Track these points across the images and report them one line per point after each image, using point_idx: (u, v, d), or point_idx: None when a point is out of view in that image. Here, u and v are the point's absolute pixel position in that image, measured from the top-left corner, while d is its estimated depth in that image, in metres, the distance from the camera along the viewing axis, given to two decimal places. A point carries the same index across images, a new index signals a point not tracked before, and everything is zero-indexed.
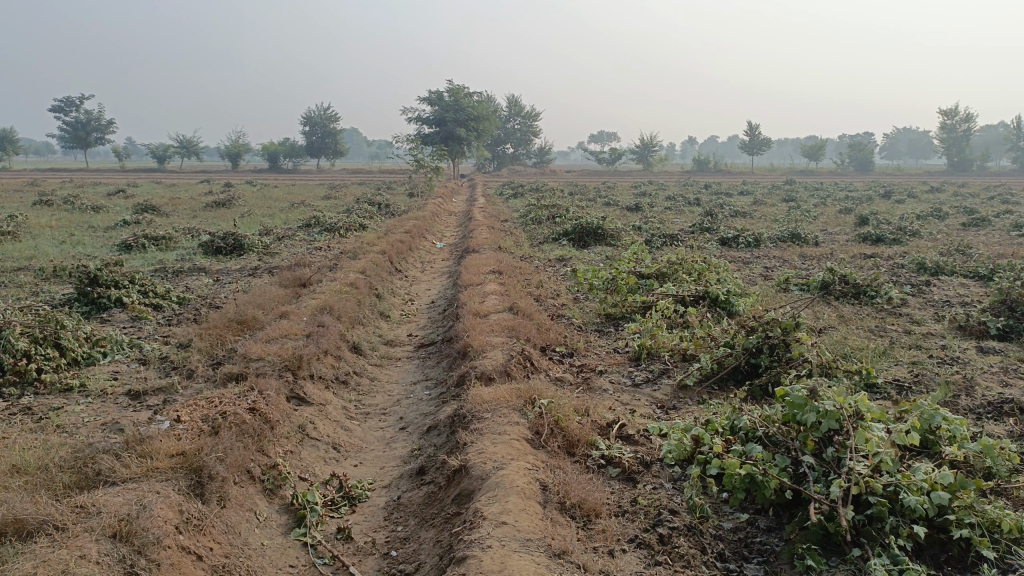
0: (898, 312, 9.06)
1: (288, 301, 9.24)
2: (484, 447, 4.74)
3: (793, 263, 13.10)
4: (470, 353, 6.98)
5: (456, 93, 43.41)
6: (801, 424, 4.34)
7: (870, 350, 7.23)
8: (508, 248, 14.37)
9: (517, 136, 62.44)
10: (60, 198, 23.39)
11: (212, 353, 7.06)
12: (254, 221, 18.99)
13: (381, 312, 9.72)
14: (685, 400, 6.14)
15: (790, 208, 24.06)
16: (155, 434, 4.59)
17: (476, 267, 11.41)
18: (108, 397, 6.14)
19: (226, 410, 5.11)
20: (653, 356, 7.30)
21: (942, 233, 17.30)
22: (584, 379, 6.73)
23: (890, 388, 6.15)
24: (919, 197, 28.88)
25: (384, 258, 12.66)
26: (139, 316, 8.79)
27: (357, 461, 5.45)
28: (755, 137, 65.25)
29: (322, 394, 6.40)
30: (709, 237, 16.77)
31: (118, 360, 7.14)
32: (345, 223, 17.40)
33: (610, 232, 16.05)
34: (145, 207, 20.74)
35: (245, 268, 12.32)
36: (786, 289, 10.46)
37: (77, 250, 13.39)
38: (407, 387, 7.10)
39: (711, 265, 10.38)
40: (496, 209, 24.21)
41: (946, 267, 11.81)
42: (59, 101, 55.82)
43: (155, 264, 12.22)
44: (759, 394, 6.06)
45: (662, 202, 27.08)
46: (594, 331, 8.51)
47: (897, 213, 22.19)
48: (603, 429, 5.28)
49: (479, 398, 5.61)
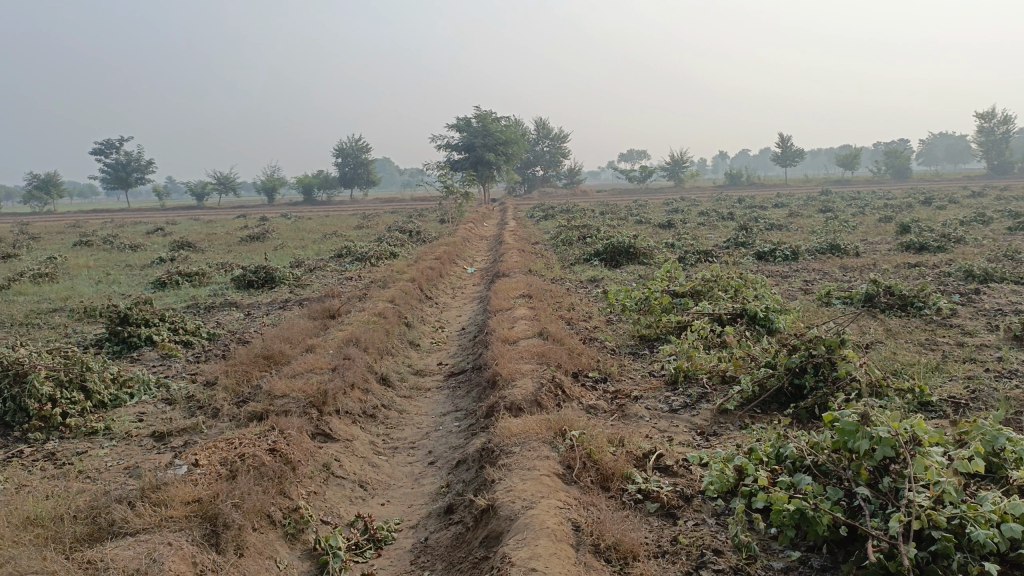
0: (949, 324, 8.62)
1: (316, 334, 9.12)
2: (513, 485, 4.50)
3: (834, 275, 12.67)
4: (499, 383, 6.75)
5: (484, 118, 43.64)
6: (853, 451, 4.02)
7: (922, 365, 6.85)
8: (539, 271, 14.16)
9: (547, 158, 62.42)
10: (100, 238, 23.81)
11: (238, 391, 6.93)
12: (287, 254, 19.07)
13: (410, 342, 9.55)
14: (726, 426, 5.83)
15: (828, 218, 23.55)
16: (171, 481, 4.45)
17: (506, 292, 11.21)
18: (132, 439, 6.01)
19: (245, 452, 4.95)
20: (690, 379, 7.00)
21: (989, 238, 16.67)
22: (619, 406, 6.45)
23: (946, 405, 5.78)
24: (961, 203, 28.08)
25: (413, 285, 12.54)
26: (169, 354, 8.72)
27: (384, 500, 5.23)
28: (788, 148, 64.37)
29: (349, 429, 6.21)
30: (745, 251, 16.39)
31: (144, 401, 7.04)
32: (375, 252, 17.37)
33: (643, 250, 15.75)
34: (181, 243, 21.00)
35: (276, 301, 12.28)
36: (828, 303, 10.07)
37: (113, 289, 13.48)
38: (436, 419, 6.88)
39: (748, 280, 10.04)
40: (527, 232, 24.11)
41: (996, 274, 11.31)
42: (101, 144, 57.47)
43: (188, 301, 12.24)
44: (805, 416, 5.72)
45: (696, 218, 26.68)
46: (628, 354, 8.23)
47: (940, 219, 21.54)
48: (639, 460, 5.00)
49: (509, 431, 5.38)
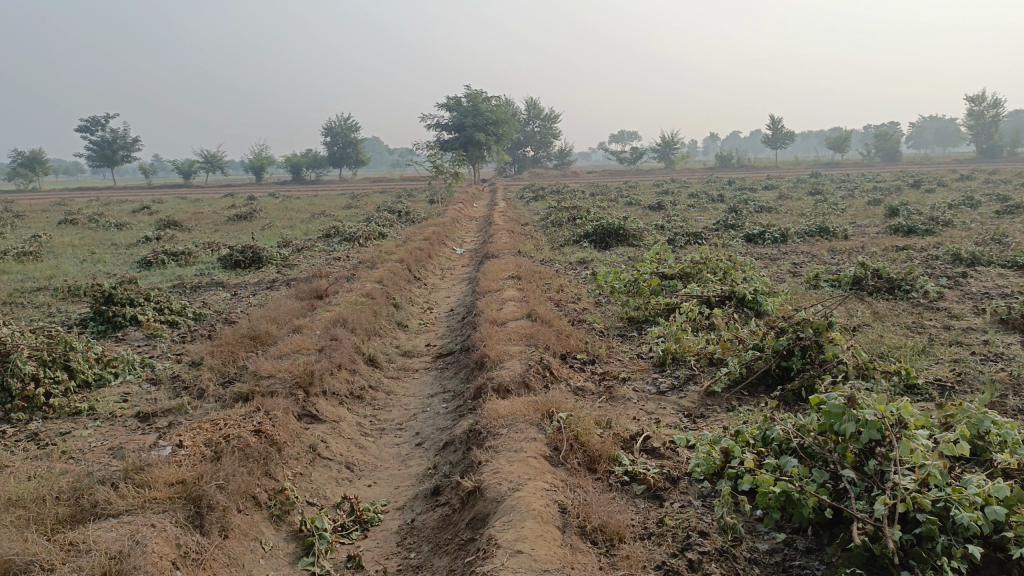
0: (936, 307, 8.65)
1: (304, 314, 9.06)
2: (499, 466, 4.49)
3: (822, 258, 12.70)
4: (487, 364, 6.73)
5: (475, 98, 43.38)
6: (839, 434, 4.02)
7: (908, 348, 6.87)
8: (528, 252, 14.12)
9: (537, 138, 62.13)
10: (85, 217, 23.56)
11: (224, 371, 6.88)
12: (275, 234, 18.92)
13: (398, 323, 9.51)
14: (713, 408, 5.83)
15: (816, 201, 23.58)
16: (155, 462, 4.42)
17: (495, 273, 11.17)
18: (116, 420, 5.96)
19: (230, 433, 4.91)
20: (678, 361, 7.00)
21: (976, 222, 16.74)
22: (607, 388, 6.45)
23: (931, 388, 5.80)
24: (949, 186, 28.19)
25: (402, 266, 12.47)
26: (154, 334, 8.64)
27: (371, 481, 5.21)
28: (779, 130, 64.32)
29: (335, 411, 6.19)
30: (734, 233, 16.38)
31: (129, 381, 6.98)
32: (364, 233, 17.26)
33: (632, 232, 15.73)
34: (167, 222, 20.80)
35: (263, 281, 12.20)
36: (816, 286, 10.09)
37: (98, 268, 13.35)
38: (424, 400, 6.86)
39: (737, 262, 10.03)
40: (516, 213, 24.01)
41: (983, 257, 11.35)
42: (86, 121, 56.77)
43: (173, 280, 12.13)
44: (792, 399, 5.73)
45: (685, 200, 26.66)
46: (617, 336, 8.22)
47: (928, 202, 21.62)
48: (626, 442, 5.00)
49: (496, 413, 5.36)
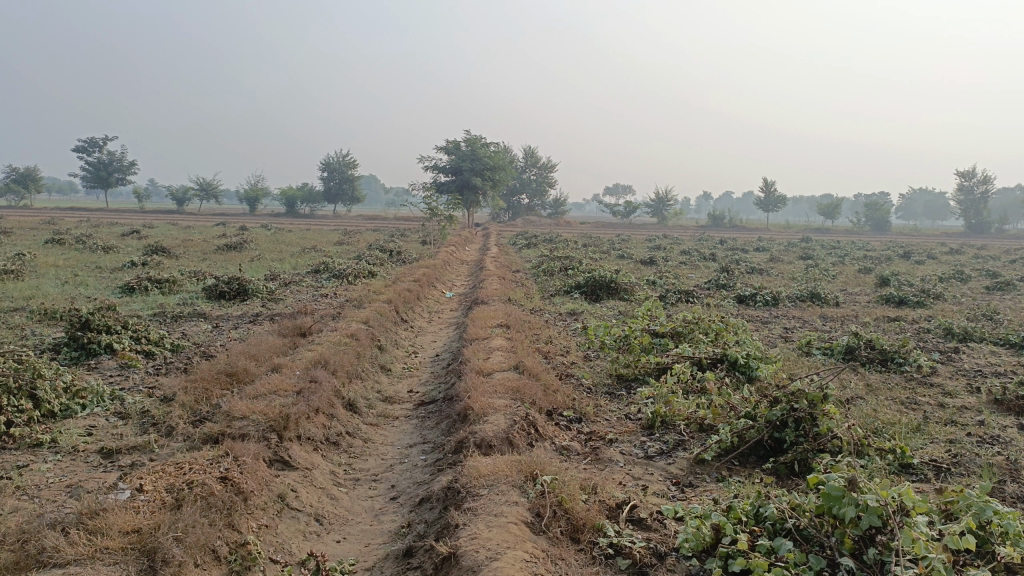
0: (929, 382, 8.49)
1: (284, 353, 8.80)
2: (477, 531, 4.24)
3: (813, 324, 12.61)
4: (470, 417, 6.47)
5: (474, 143, 43.71)
6: (837, 518, 3.82)
7: (903, 425, 6.69)
8: (518, 300, 14.00)
9: (533, 186, 62.48)
10: (73, 237, 23.26)
11: (196, 409, 6.60)
12: (263, 266, 18.71)
13: (381, 366, 9.27)
14: (702, 477, 5.61)
15: (808, 266, 23.65)
16: (112, 507, 4.17)
17: (483, 320, 10.99)
18: (78, 455, 5.66)
19: (194, 479, 4.66)
20: (667, 425, 6.79)
21: (966, 296, 16.77)
22: (593, 449, 6.23)
23: (927, 469, 5.61)
24: (939, 259, 28.39)
25: (389, 307, 12.28)
26: (128, 364, 8.36)
27: (340, 536, 4.93)
28: (772, 192, 65.10)
29: (309, 458, 5.93)
30: (725, 293, 16.32)
31: (96, 414, 6.68)
32: (353, 270, 17.06)
33: (624, 286, 15.65)
34: (155, 248, 20.56)
35: (246, 315, 11.96)
36: (809, 353, 9.95)
37: (79, 291, 13.08)
38: (402, 451, 6.61)
39: (729, 324, 9.89)
40: (508, 259, 23.93)
41: (975, 333, 11.28)
42: (83, 142, 56.74)
43: (155, 309, 11.88)
44: (784, 473, 5.53)
45: (677, 256, 26.73)
46: (605, 393, 8.01)
47: (918, 274, 21.72)
48: (612, 510, 4.76)
49: (477, 471, 5.13)
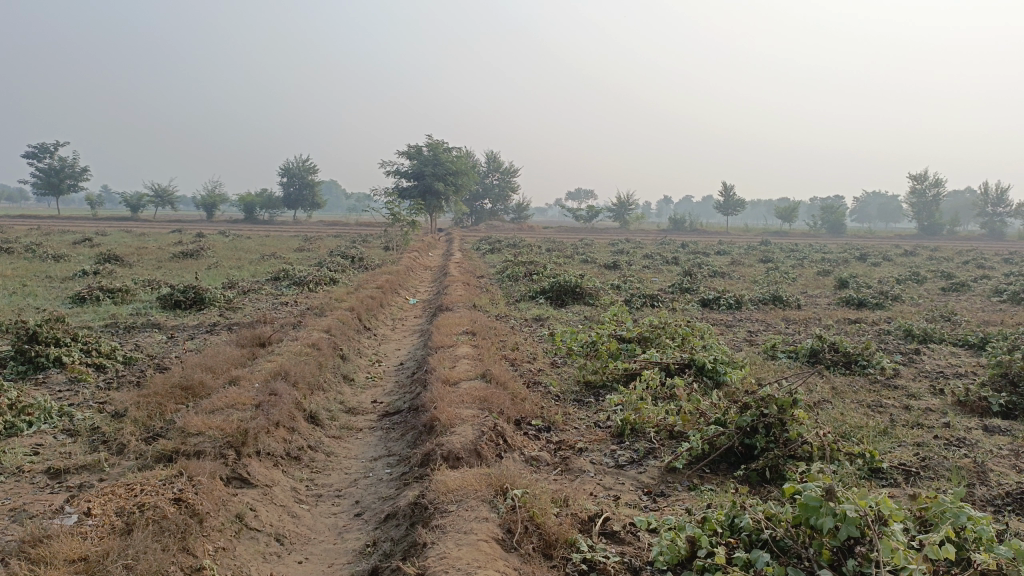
0: (893, 384, 8.55)
1: (243, 364, 8.53)
2: (447, 550, 4.08)
3: (777, 327, 12.67)
4: (437, 429, 6.31)
5: (436, 148, 43.51)
6: (815, 528, 3.74)
7: (870, 428, 6.70)
8: (483, 306, 13.85)
9: (495, 191, 62.33)
10: (21, 245, 22.48)
11: (149, 425, 6.32)
12: (221, 274, 18.27)
13: (344, 376, 9.03)
14: (674, 485, 5.53)
15: (769, 268, 23.89)
16: (57, 533, 3.94)
17: (448, 327, 10.82)
18: (23, 475, 5.35)
19: (146, 501, 4.42)
20: (637, 433, 6.69)
21: (923, 297, 17.06)
22: (562, 459, 6.11)
23: (897, 473, 5.59)
24: (894, 260, 28.95)
25: (352, 315, 12.04)
26: (78, 378, 8.01)
27: (302, 557, 4.72)
28: (731, 196, 65.92)
29: (269, 474, 5.71)
30: (689, 297, 16.37)
31: (43, 431, 6.34)
32: (315, 278, 16.75)
33: (589, 291, 15.60)
34: (108, 256, 19.98)
35: (203, 325, 11.63)
36: (774, 357, 9.97)
37: (26, 302, 12.60)
38: (366, 464, 6.41)
39: (695, 328, 9.87)
40: (472, 264, 23.78)
41: (935, 334, 11.42)
42: (33, 148, 55.16)
43: (107, 319, 11.48)
44: (756, 479, 5.47)
45: (640, 260, 26.81)
46: (573, 401, 7.90)
47: (876, 276, 22.09)
48: (584, 523, 4.64)
49: (445, 486, 4.97)
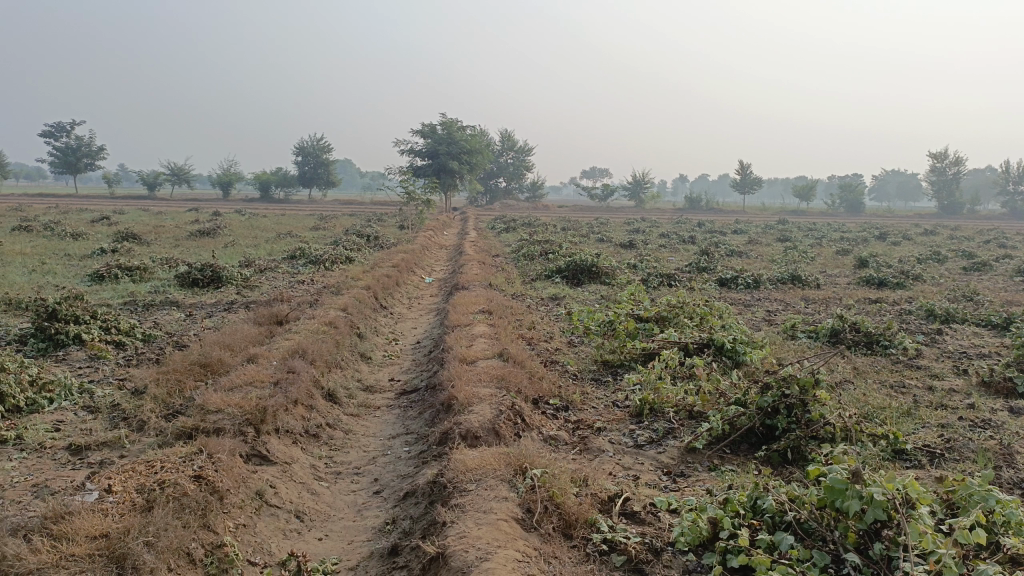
0: (915, 365, 8.43)
1: (261, 342, 8.54)
2: (466, 530, 4.06)
3: (796, 306, 12.54)
4: (455, 408, 6.29)
5: (450, 127, 43.34)
6: (840, 511, 3.69)
7: (893, 410, 6.61)
8: (498, 285, 13.80)
9: (510, 170, 62.02)
10: (40, 224, 22.63)
11: (169, 402, 6.34)
12: (237, 252, 18.31)
13: (361, 354, 9.04)
14: (694, 466, 5.48)
15: (787, 248, 23.64)
16: (79, 510, 3.95)
17: (465, 305, 10.79)
18: (45, 452, 5.38)
19: (166, 478, 4.43)
20: (656, 413, 6.64)
21: (944, 277, 16.84)
22: (581, 438, 6.07)
23: (921, 455, 5.51)
24: (914, 240, 28.59)
25: (368, 293, 12.03)
26: (98, 355, 8.05)
27: (322, 534, 4.72)
28: (748, 175, 65.27)
29: (288, 452, 5.72)
30: (706, 276, 16.23)
31: (65, 408, 6.38)
32: (331, 256, 16.75)
33: (605, 270, 15.49)
34: (126, 235, 20.07)
35: (221, 302, 11.66)
36: (794, 337, 9.87)
37: (46, 280, 12.69)
38: (384, 443, 6.41)
39: (714, 307, 9.77)
40: (486, 243, 23.69)
41: (957, 314, 11.26)
42: (50, 127, 55.40)
43: (125, 297, 11.53)
44: (777, 460, 5.41)
45: (656, 239, 26.64)
46: (591, 380, 7.86)
47: (896, 256, 21.82)
48: (604, 504, 4.60)
49: (464, 465, 4.94)
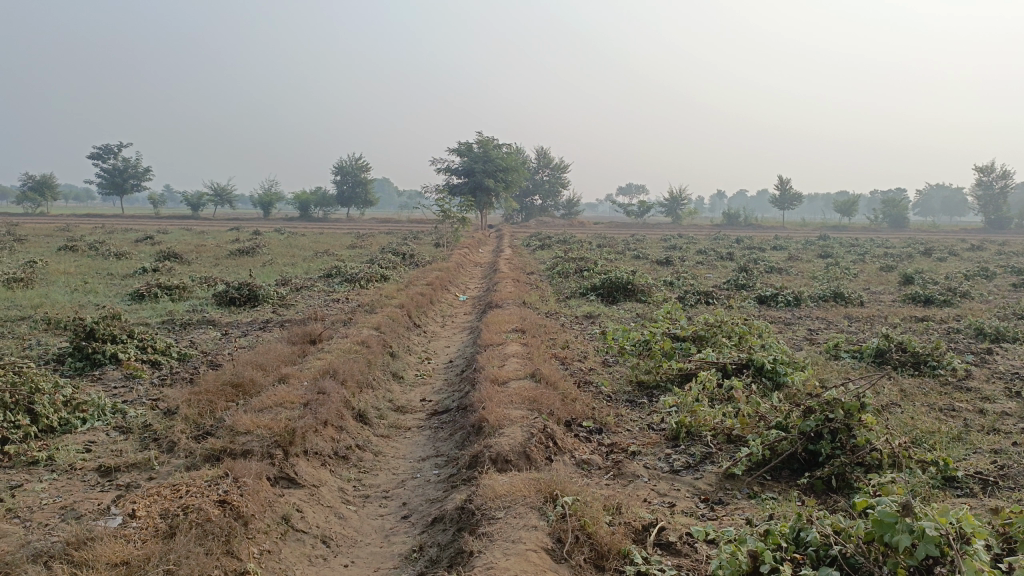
0: (966, 386, 8.09)
1: (293, 361, 8.53)
2: (494, 560, 3.93)
3: (838, 325, 12.21)
4: (485, 430, 6.16)
5: (486, 145, 43.51)
6: (888, 546, 3.46)
7: (943, 434, 6.31)
8: (533, 303, 13.69)
9: (546, 188, 62.02)
10: (86, 243, 23.13)
11: (199, 424, 6.32)
12: (275, 271, 18.47)
13: (393, 374, 8.97)
14: (732, 493, 5.27)
15: (828, 264, 23.18)
16: (102, 536, 3.91)
17: (497, 324, 10.68)
18: (75, 473, 5.38)
19: (190, 503, 4.37)
20: (693, 436, 6.44)
21: (994, 294, 16.28)
22: (615, 463, 5.90)
23: (973, 483, 5.22)
24: (960, 255, 27.79)
25: (402, 312, 12.00)
26: (133, 375, 8.11)
27: (348, 560, 4.62)
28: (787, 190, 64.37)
29: (316, 474, 5.64)
30: (745, 294, 15.91)
31: (97, 428, 6.39)
32: (366, 274, 16.80)
33: (641, 288, 15.27)
34: (167, 254, 20.42)
35: (256, 321, 11.72)
36: (837, 357, 9.56)
37: (88, 299, 12.91)
38: (414, 465, 6.31)
39: (753, 326, 9.52)
40: (522, 261, 23.63)
41: (1008, 333, 10.81)
42: (98, 149, 56.92)
43: (164, 316, 11.65)
44: (821, 488, 5.18)
45: (694, 256, 26.33)
46: (625, 402, 7.68)
47: (943, 272, 21.21)
48: (638, 533, 4.43)
49: (493, 490, 4.81)
